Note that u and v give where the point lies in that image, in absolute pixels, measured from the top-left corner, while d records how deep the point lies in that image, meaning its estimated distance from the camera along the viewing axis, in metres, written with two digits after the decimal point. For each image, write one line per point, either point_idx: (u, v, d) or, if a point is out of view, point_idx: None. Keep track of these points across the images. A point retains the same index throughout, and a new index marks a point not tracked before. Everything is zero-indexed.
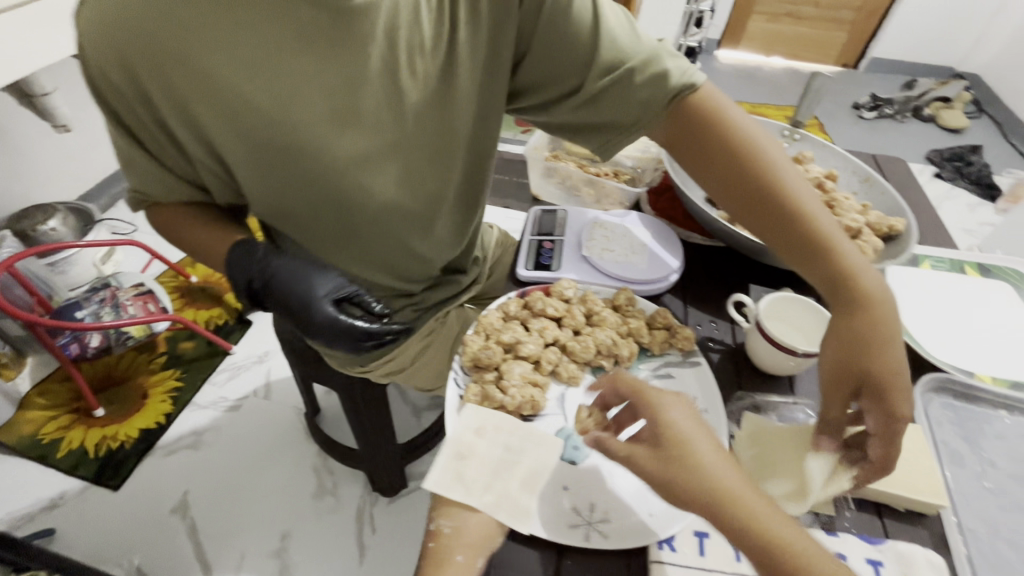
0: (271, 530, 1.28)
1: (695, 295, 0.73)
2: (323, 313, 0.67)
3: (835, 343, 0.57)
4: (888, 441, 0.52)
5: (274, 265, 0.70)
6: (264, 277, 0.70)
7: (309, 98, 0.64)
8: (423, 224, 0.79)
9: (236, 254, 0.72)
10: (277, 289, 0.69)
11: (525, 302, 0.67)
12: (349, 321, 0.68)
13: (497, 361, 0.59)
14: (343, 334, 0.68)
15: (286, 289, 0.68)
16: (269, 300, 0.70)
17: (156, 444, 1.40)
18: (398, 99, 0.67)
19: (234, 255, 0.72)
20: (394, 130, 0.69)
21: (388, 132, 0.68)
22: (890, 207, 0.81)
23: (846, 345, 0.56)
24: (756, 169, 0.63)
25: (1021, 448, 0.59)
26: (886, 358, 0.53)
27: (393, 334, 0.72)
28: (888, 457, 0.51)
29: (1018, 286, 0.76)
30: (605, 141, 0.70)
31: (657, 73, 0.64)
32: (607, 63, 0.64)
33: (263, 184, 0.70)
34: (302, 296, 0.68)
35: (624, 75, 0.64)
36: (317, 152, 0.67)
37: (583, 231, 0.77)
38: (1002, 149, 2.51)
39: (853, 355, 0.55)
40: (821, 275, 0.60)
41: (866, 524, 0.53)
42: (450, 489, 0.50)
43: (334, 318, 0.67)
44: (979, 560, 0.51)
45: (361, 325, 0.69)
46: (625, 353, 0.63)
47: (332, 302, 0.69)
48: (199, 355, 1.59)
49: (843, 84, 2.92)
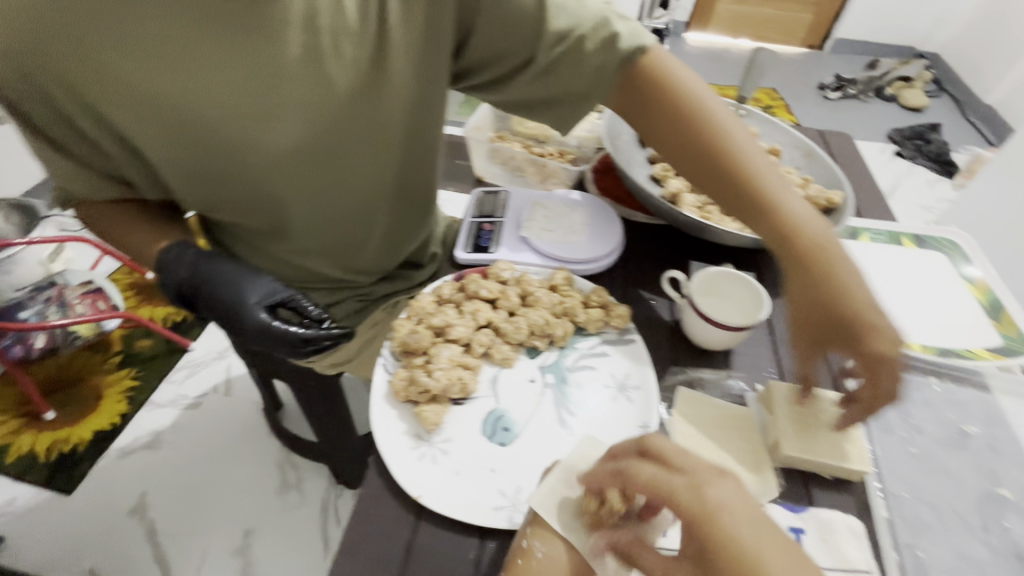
0: (233, 527, 1.25)
1: (634, 275, 0.73)
2: (255, 320, 0.60)
3: (799, 296, 0.56)
4: (874, 382, 0.52)
5: (203, 269, 0.63)
6: (194, 283, 0.63)
7: (226, 88, 0.58)
8: (366, 213, 0.75)
9: (168, 257, 0.65)
10: (207, 294, 0.62)
11: (460, 284, 0.66)
12: (283, 327, 0.60)
13: (426, 345, 0.58)
14: (276, 343, 0.60)
15: (216, 295, 0.61)
16: (199, 307, 0.64)
17: (111, 445, 1.35)
18: (327, 86, 0.62)
19: (162, 259, 0.65)
20: (331, 119, 0.64)
21: (324, 122, 0.64)
22: (829, 180, 0.81)
23: (808, 298, 0.55)
24: (710, 141, 0.60)
25: (947, 414, 0.60)
26: (852, 299, 0.53)
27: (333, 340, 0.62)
28: (877, 396, 0.52)
29: (952, 256, 0.77)
30: (563, 116, 0.65)
31: (607, 39, 0.60)
32: (558, 30, 0.60)
33: (192, 182, 0.65)
34: (230, 303, 0.61)
35: (576, 42, 0.60)
36: (249, 145, 0.62)
37: (523, 212, 0.76)
38: (960, 127, 2.56)
39: (819, 304, 0.55)
40: (769, 230, 0.58)
41: (793, 494, 0.53)
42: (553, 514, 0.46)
43: (265, 325, 0.60)
44: (900, 525, 0.51)
45: (297, 330, 0.61)
46: (559, 333, 0.62)
47: (266, 309, 0.62)
48: (156, 353, 1.54)
49: (809, 65, 2.94)
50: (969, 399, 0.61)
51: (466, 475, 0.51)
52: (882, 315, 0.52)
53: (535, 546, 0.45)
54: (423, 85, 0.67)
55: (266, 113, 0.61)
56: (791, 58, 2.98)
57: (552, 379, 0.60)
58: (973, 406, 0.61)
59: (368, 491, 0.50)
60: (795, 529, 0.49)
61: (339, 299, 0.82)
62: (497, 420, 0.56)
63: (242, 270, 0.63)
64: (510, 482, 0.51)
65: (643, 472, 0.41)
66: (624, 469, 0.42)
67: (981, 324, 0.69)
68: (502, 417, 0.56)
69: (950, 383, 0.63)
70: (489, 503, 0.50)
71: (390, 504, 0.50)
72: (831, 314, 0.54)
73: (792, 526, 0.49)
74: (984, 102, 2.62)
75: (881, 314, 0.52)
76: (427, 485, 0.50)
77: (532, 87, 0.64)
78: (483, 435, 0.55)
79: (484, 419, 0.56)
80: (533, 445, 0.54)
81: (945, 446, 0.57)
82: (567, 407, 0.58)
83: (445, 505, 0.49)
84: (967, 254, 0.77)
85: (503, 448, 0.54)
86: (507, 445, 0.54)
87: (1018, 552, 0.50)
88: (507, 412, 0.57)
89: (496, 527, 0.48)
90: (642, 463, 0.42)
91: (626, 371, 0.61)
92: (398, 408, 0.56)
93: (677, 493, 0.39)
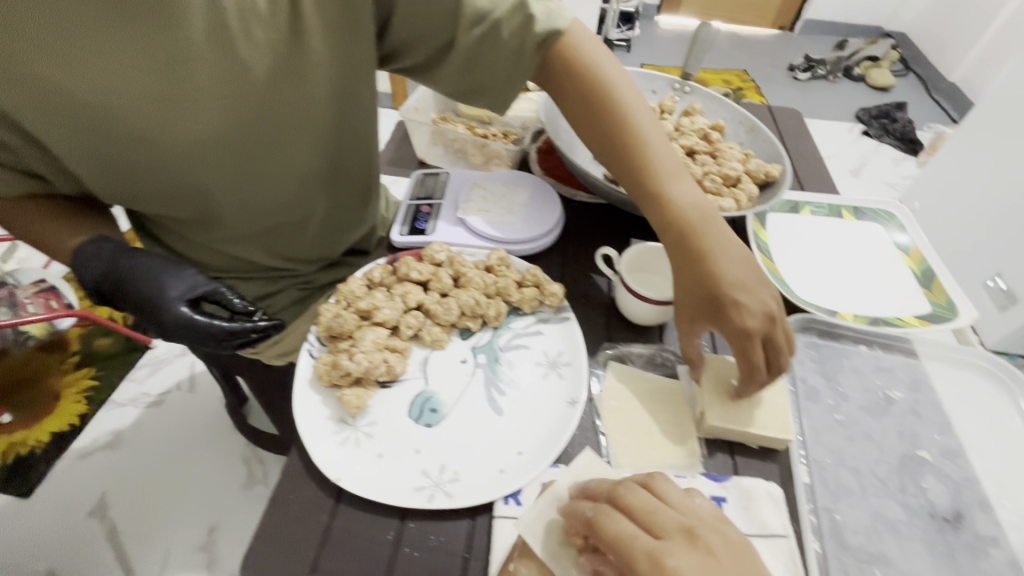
0: (198, 522, 1.17)
1: (573, 254, 0.73)
2: (173, 315, 0.58)
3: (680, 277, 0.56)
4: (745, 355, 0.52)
5: (121, 264, 0.61)
6: (112, 278, 0.61)
7: (132, 75, 0.56)
8: (298, 200, 0.74)
9: (85, 252, 0.63)
10: (124, 290, 0.60)
11: (392, 267, 0.65)
12: (206, 320, 0.59)
13: (350, 329, 0.58)
14: (199, 337, 0.59)
15: (135, 289, 0.59)
16: (120, 304, 0.62)
17: (69, 448, 1.26)
18: (240, 70, 0.60)
19: (79, 253, 0.63)
20: (248, 103, 0.63)
21: (241, 107, 0.63)
22: (770, 155, 0.81)
23: (689, 277, 0.55)
24: (614, 120, 0.60)
25: (874, 381, 0.61)
26: (722, 276, 0.54)
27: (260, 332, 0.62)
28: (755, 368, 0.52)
29: (887, 226, 0.78)
30: (497, 99, 0.64)
31: (523, 20, 0.58)
32: (473, 13, 0.58)
33: (106, 175, 0.62)
34: (148, 297, 0.59)
35: (491, 27, 0.58)
36: (163, 133, 0.60)
37: (461, 193, 0.75)
38: (925, 105, 2.58)
39: (697, 282, 0.55)
40: (656, 214, 0.59)
41: (718, 464, 0.53)
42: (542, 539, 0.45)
43: (186, 319, 0.58)
44: (821, 490, 0.52)
45: (219, 324, 0.59)
46: (492, 313, 0.62)
47: (188, 303, 0.60)
48: (116, 351, 1.45)
49: (778, 46, 2.95)
50: (896, 365, 0.62)
51: (388, 457, 0.51)
52: (747, 288, 0.53)
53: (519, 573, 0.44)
54: (345, 67, 0.65)
55: (179, 100, 0.59)
56: (761, 40, 3.00)
57: (484, 359, 0.60)
58: (899, 371, 0.62)
59: (287, 476, 0.50)
60: (717, 498, 0.49)
61: (280, 288, 0.79)
62: (424, 401, 0.55)
63: (164, 264, 0.62)
64: (434, 462, 0.51)
65: (609, 528, 0.42)
66: (592, 518, 0.43)
67: (912, 293, 0.70)
68: (429, 398, 0.55)
69: (879, 350, 0.64)
70: (410, 483, 0.49)
71: (313, 492, 0.49)
72: (702, 291, 0.54)
73: (713, 496, 0.49)
74: (949, 80, 2.64)
75: (744, 287, 0.53)
76: (345, 468, 0.50)
77: (459, 70, 0.62)
78: (409, 417, 0.54)
79: (411, 400, 0.55)
80: (460, 425, 0.54)
81: (869, 412, 0.58)
82: (497, 386, 0.57)
83: (364, 487, 0.48)
84: (903, 224, 0.78)
85: (429, 429, 0.53)
86: (433, 425, 0.53)
87: (934, 512, 0.51)
88: (435, 394, 0.56)
89: (414, 507, 0.48)
90: (612, 519, 0.42)
91: (559, 349, 0.61)
92: (322, 392, 0.55)
93: (637, 559, 0.40)
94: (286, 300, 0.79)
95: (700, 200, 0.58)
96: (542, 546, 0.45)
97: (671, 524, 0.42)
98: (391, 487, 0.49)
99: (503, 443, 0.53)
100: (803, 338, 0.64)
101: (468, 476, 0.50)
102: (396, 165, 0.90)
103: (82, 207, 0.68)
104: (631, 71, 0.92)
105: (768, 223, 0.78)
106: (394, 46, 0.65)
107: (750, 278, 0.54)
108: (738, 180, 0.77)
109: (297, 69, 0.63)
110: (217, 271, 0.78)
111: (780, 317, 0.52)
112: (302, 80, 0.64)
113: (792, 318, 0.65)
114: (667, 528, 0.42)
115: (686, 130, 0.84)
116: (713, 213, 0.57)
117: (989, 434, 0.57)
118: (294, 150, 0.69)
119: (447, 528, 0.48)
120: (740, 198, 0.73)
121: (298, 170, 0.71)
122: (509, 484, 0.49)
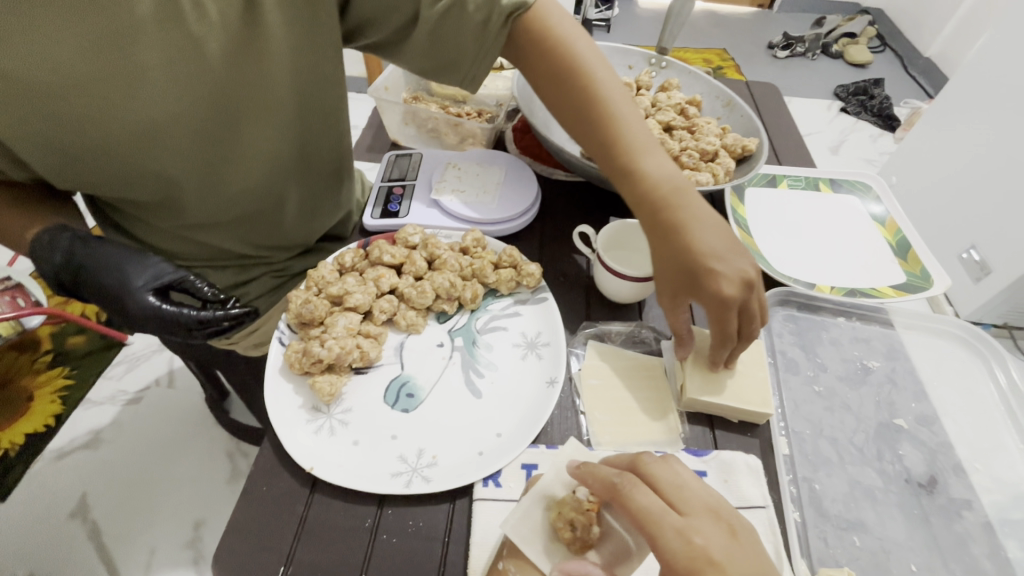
0: (181, 521, 1.15)
1: (552, 233, 0.72)
2: (141, 304, 0.56)
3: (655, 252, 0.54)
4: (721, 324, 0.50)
5: (81, 253, 0.59)
6: (72, 269, 0.58)
7: (75, 56, 0.53)
8: (267, 186, 0.71)
9: (40, 244, 0.60)
10: (86, 280, 0.58)
11: (364, 252, 0.63)
12: (175, 309, 0.57)
13: (321, 316, 0.56)
14: (168, 327, 0.57)
15: (97, 279, 0.57)
16: (83, 296, 0.60)
17: (45, 449, 1.22)
18: (194, 50, 0.58)
19: (36, 243, 0.60)
20: (203, 83, 0.60)
21: (196, 87, 0.60)
22: (746, 129, 0.81)
23: (662, 252, 0.53)
24: (584, 93, 0.58)
25: (851, 351, 0.61)
26: (694, 245, 0.51)
27: (233, 321, 0.59)
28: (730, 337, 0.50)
29: (863, 197, 0.79)
30: (467, 75, 0.61)
31: None
32: None
33: (58, 162, 0.59)
34: (113, 287, 0.56)
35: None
36: (112, 116, 0.57)
37: (434, 174, 0.73)
38: (903, 81, 2.59)
39: (670, 256, 0.52)
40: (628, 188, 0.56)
41: (697, 438, 0.53)
42: (527, 541, 0.42)
43: (154, 308, 0.56)
44: (799, 460, 0.52)
45: (188, 313, 0.57)
46: (468, 296, 0.60)
47: (155, 292, 0.57)
48: (90, 350, 1.40)
49: (758, 25, 2.95)
50: (872, 335, 0.63)
51: (364, 444, 0.50)
52: (722, 257, 0.50)
53: (508, 570, 0.42)
54: (306, 46, 0.63)
55: (128, 83, 0.56)
56: (741, 18, 2.99)
57: (461, 342, 0.59)
58: (875, 341, 0.62)
59: (259, 467, 0.49)
60: (697, 472, 0.49)
61: (254, 276, 0.77)
62: (400, 386, 0.54)
63: (128, 252, 0.59)
64: (412, 447, 0.50)
65: (637, 499, 0.39)
66: (619, 485, 0.40)
67: (887, 263, 0.70)
68: (406, 383, 0.54)
69: (855, 320, 0.64)
70: (387, 469, 0.48)
71: (289, 482, 0.48)
72: (677, 261, 0.52)
73: (693, 470, 0.49)
74: (925, 56, 2.65)
75: (720, 256, 0.50)
76: (319, 457, 0.48)
77: (426, 46, 0.60)
78: (385, 403, 0.53)
79: (387, 386, 0.54)
80: (437, 409, 0.53)
81: (846, 382, 0.58)
82: (475, 369, 0.56)
83: (340, 476, 0.47)
84: (878, 195, 0.79)
85: (405, 414, 0.52)
86: (410, 410, 0.52)
87: (909, 477, 0.51)
88: (411, 378, 0.55)
89: (393, 493, 0.47)
90: (638, 488, 0.39)
91: (538, 330, 0.60)
92: (294, 380, 0.54)
93: (664, 533, 0.37)
94: (262, 289, 0.77)
95: (674, 170, 0.56)
96: (530, 547, 0.42)
97: (696, 503, 0.39)
98: (368, 474, 0.48)
99: (482, 425, 0.52)
100: (782, 311, 0.64)
101: (447, 460, 0.49)
102: (370, 147, 0.88)
103: (41, 196, 0.65)
104: (607, 47, 0.90)
105: (747, 198, 0.78)
106: (357, 21, 0.63)
107: (728, 247, 0.51)
108: (715, 155, 0.76)
109: (254, 47, 0.61)
110: (187, 261, 0.75)
111: (757, 285, 0.50)
112: (259, 57, 0.61)
113: (770, 291, 0.65)
114: (691, 506, 0.40)
115: (663, 106, 0.83)
116: (686, 184, 0.55)
117: (962, 399, 0.58)
118: (256, 133, 0.66)
119: (426, 513, 0.47)
120: (717, 172, 0.73)
121: (262, 154, 0.68)
122: (489, 466, 0.49)
